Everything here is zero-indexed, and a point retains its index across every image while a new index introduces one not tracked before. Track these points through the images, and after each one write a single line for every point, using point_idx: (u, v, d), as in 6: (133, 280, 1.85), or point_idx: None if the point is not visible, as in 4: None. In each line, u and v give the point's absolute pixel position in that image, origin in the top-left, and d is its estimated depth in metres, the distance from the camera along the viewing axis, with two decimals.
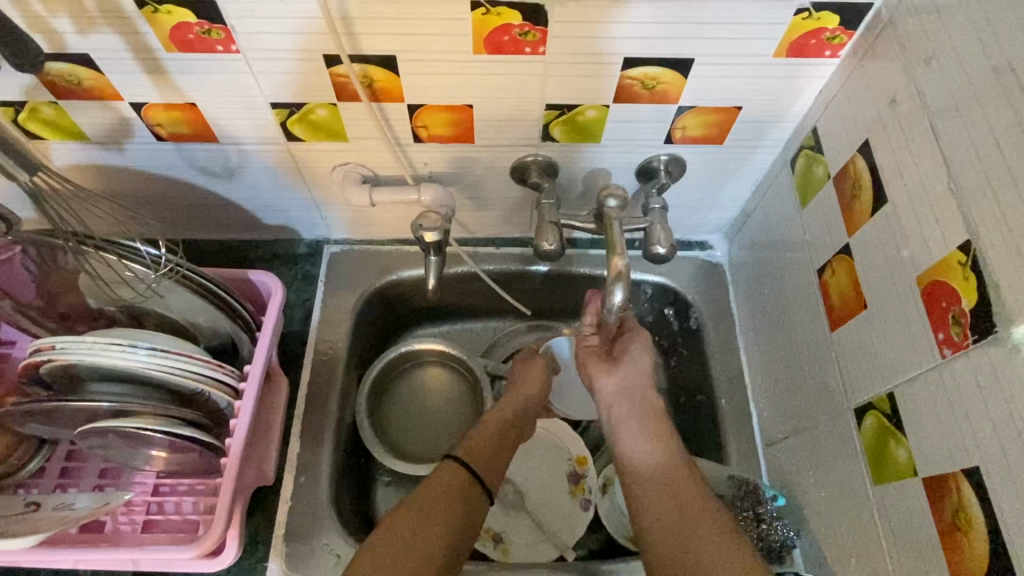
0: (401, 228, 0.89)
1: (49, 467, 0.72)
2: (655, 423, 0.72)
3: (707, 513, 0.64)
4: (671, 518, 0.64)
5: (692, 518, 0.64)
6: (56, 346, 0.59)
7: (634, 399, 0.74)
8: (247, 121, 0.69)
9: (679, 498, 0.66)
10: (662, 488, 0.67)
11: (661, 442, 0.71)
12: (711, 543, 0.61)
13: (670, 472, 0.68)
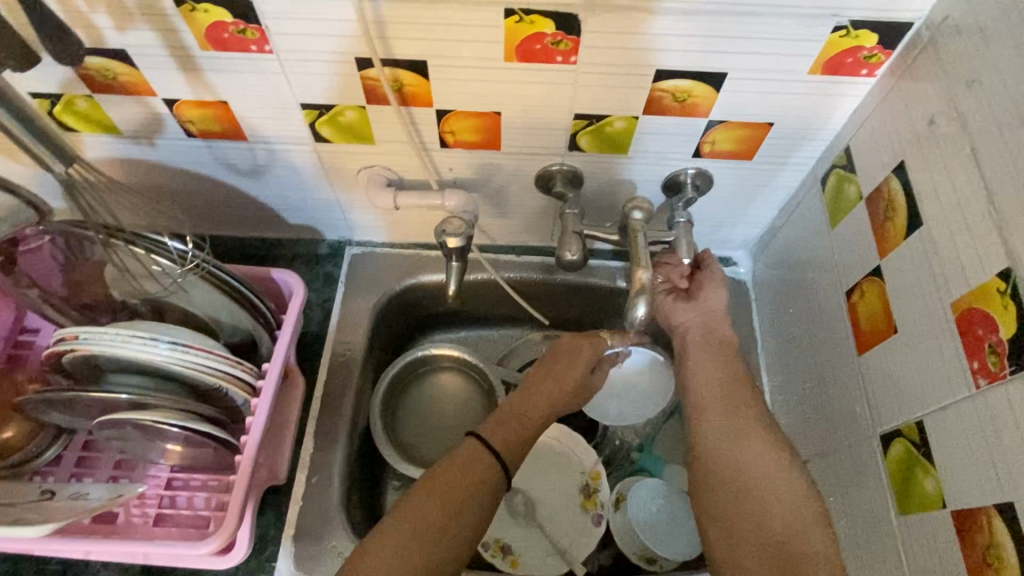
0: (423, 232, 0.89)
1: (65, 457, 0.72)
2: (726, 368, 0.68)
3: (767, 442, 0.62)
4: (735, 453, 0.62)
5: (754, 449, 0.62)
6: (79, 336, 0.59)
7: (702, 346, 0.70)
8: (276, 120, 0.70)
9: (743, 427, 0.63)
10: (728, 426, 0.64)
11: (729, 380, 0.67)
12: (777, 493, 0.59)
13: (724, 407, 0.65)
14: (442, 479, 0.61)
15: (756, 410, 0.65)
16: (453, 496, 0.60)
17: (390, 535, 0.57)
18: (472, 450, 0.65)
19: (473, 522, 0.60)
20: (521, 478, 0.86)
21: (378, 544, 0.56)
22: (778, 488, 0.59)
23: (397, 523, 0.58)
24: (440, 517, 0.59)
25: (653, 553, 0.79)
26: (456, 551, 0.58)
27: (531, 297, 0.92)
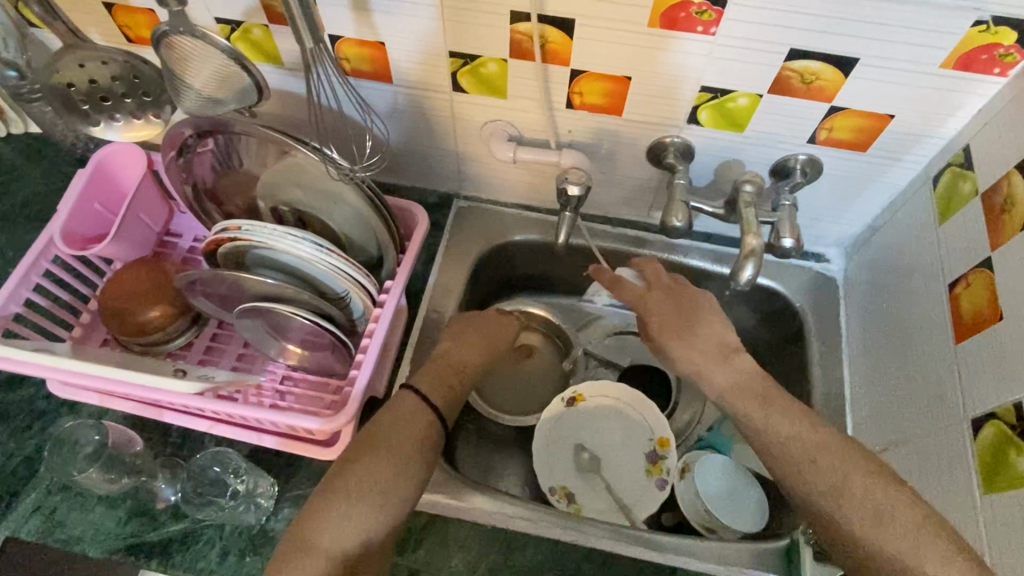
0: (528, 194, 0.94)
1: (196, 344, 0.81)
2: (776, 402, 0.65)
3: (826, 449, 0.62)
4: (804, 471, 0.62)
5: (823, 461, 0.61)
6: (241, 227, 0.67)
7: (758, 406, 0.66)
8: (423, 66, 0.76)
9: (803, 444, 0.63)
10: (786, 441, 0.63)
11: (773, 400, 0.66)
12: (886, 498, 0.58)
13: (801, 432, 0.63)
14: (384, 433, 0.67)
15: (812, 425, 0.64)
16: (390, 449, 0.66)
17: (337, 492, 0.63)
18: (409, 404, 0.70)
19: (412, 467, 0.66)
20: (589, 436, 0.90)
21: (331, 497, 0.62)
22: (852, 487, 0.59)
23: (343, 480, 0.63)
24: (383, 468, 0.65)
25: (713, 522, 0.82)
26: (405, 498, 0.65)
27: None
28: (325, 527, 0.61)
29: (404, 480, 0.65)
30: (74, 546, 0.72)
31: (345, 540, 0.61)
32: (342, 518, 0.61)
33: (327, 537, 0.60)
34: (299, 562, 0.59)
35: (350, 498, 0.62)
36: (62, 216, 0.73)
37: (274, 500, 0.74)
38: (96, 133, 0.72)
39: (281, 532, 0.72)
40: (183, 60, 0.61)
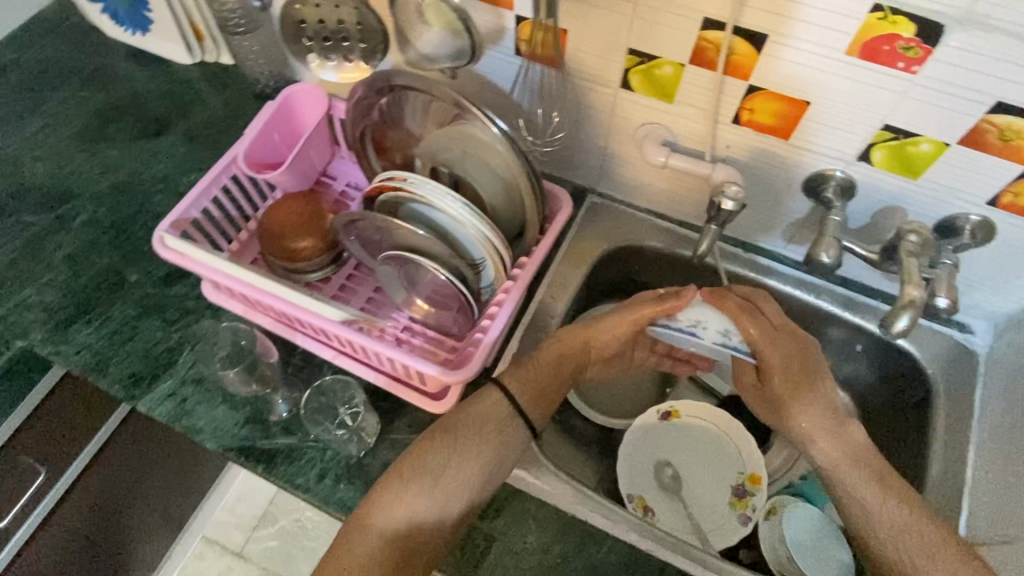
0: (664, 201, 0.94)
1: (332, 279, 0.86)
2: (874, 484, 0.69)
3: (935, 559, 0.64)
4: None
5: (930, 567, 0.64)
6: (408, 179, 0.72)
7: (862, 482, 0.69)
8: (597, 59, 0.77)
9: (912, 549, 0.65)
10: (901, 542, 0.66)
11: (880, 495, 0.68)
12: None
13: (905, 528, 0.66)
14: (450, 428, 0.72)
15: (918, 525, 0.66)
16: (451, 444, 0.71)
17: (398, 478, 0.69)
18: (481, 401, 0.74)
19: (471, 464, 0.70)
20: (676, 453, 0.89)
21: (392, 482, 0.69)
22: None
23: (406, 466, 0.70)
24: (444, 461, 0.70)
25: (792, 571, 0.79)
26: (461, 491, 0.70)
27: None
28: (384, 508, 0.68)
29: (462, 474, 0.70)
30: (196, 435, 0.80)
31: (399, 524, 0.67)
32: (399, 504, 0.68)
33: (383, 519, 0.68)
34: (357, 537, 0.67)
35: (408, 485, 0.69)
36: (247, 140, 0.80)
37: (375, 436, 0.79)
38: (314, 69, 0.80)
39: (375, 468, 0.77)
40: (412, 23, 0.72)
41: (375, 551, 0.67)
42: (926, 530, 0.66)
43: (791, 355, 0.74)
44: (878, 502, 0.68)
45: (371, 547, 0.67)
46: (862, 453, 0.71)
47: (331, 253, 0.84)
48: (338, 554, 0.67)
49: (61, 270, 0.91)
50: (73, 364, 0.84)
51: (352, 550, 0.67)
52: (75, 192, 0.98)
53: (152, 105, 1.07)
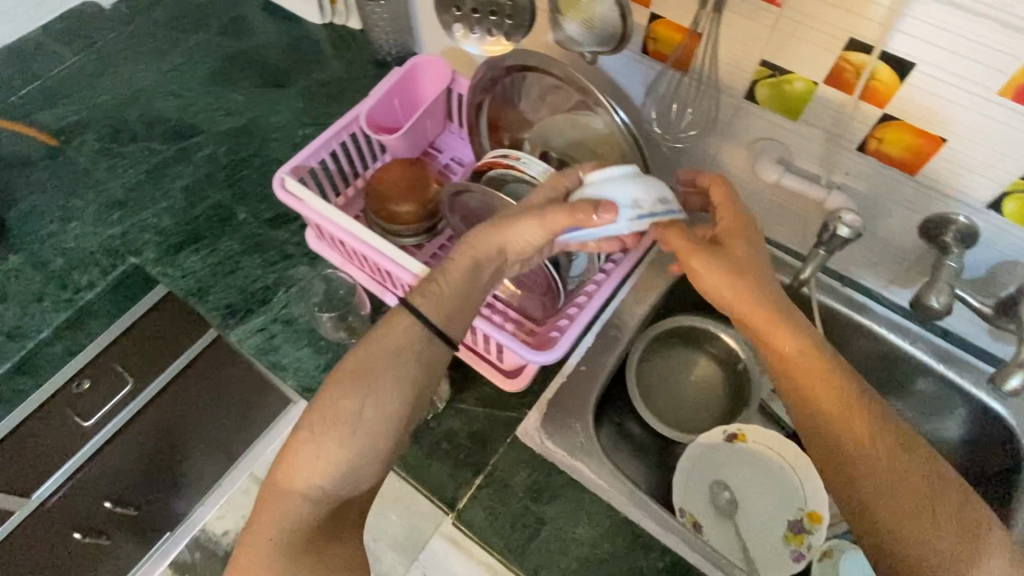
0: (764, 219, 0.91)
1: (424, 247, 0.89)
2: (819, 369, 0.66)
3: (900, 493, 0.60)
4: (872, 512, 0.61)
5: (894, 502, 0.60)
6: (521, 159, 0.75)
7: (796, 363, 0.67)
8: (726, 67, 0.76)
9: (869, 479, 0.62)
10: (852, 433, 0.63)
11: (836, 417, 0.64)
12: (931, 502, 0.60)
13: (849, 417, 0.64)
14: (358, 369, 0.64)
15: (878, 452, 0.62)
16: (363, 388, 0.64)
17: (309, 433, 0.63)
18: (388, 332, 0.66)
19: (387, 405, 0.64)
20: (735, 476, 0.87)
21: (303, 439, 0.63)
22: (927, 534, 0.58)
23: (314, 421, 0.63)
24: (357, 406, 0.63)
25: None
26: (383, 435, 0.64)
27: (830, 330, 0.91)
28: (297, 470, 0.62)
29: (381, 416, 0.64)
30: (280, 371, 0.84)
31: (319, 483, 0.63)
32: (316, 462, 0.62)
33: (304, 481, 0.62)
34: (282, 501, 0.63)
35: (321, 440, 0.62)
36: (371, 100, 0.84)
37: (444, 401, 0.81)
38: (458, 39, 0.77)
39: (438, 432, 0.79)
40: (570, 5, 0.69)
41: (302, 514, 0.63)
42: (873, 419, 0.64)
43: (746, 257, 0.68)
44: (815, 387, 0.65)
45: (297, 509, 0.63)
46: (817, 361, 0.66)
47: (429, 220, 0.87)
48: (263, 520, 0.63)
49: (178, 198, 0.97)
50: (177, 286, 0.90)
51: (278, 515, 0.63)
52: (199, 128, 1.04)
53: (279, 57, 1.13)
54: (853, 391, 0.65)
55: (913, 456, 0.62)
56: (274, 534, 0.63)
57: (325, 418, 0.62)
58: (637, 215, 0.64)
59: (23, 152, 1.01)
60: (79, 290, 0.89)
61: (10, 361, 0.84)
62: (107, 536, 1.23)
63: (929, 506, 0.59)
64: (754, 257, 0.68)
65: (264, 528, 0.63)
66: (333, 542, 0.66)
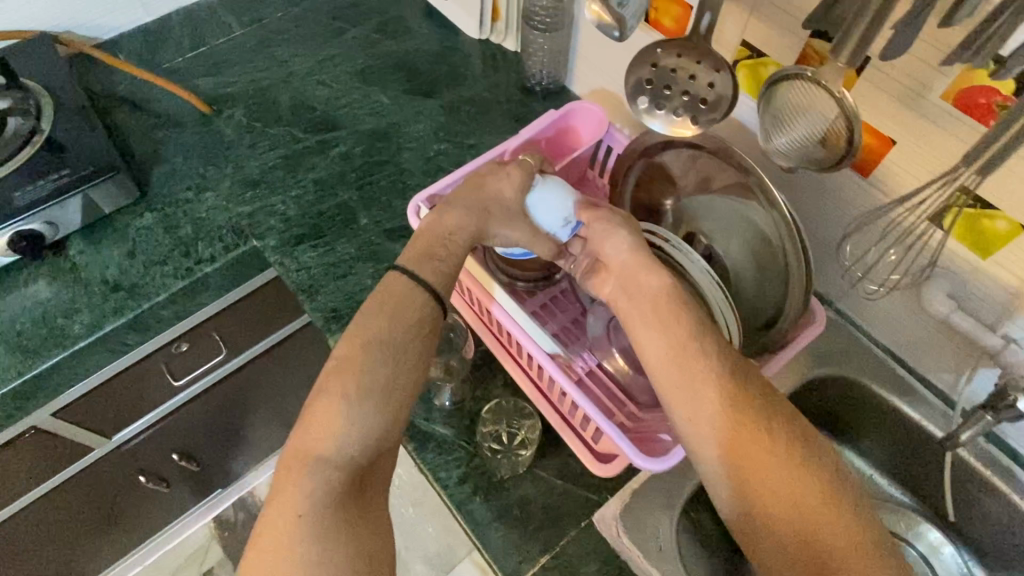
0: (908, 345, 0.81)
1: (535, 295, 0.85)
2: (673, 322, 0.60)
3: (740, 408, 0.56)
4: (722, 438, 0.56)
5: (738, 420, 0.55)
6: (670, 241, 0.70)
7: (644, 314, 0.62)
8: (914, 183, 0.66)
9: (712, 402, 0.56)
10: (698, 386, 0.57)
11: (679, 342, 0.59)
12: (771, 456, 0.54)
13: (689, 362, 0.58)
14: (374, 324, 0.62)
15: (715, 369, 0.57)
16: (381, 344, 0.61)
17: (331, 395, 0.58)
18: (399, 290, 0.64)
19: (407, 360, 0.61)
20: None
21: (324, 401, 0.58)
22: (770, 448, 0.54)
23: (331, 381, 0.59)
24: (383, 363, 0.60)
25: None
26: (406, 395, 0.61)
27: (960, 487, 0.80)
28: (318, 432, 0.57)
29: (400, 370, 0.61)
30: None
31: (348, 444, 0.57)
32: (343, 424, 0.57)
33: (328, 447, 0.57)
34: (304, 472, 0.56)
35: (349, 402, 0.58)
36: (521, 139, 0.82)
37: (525, 465, 0.77)
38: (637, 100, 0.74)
39: (512, 498, 0.75)
40: (774, 116, 0.60)
41: (332, 486, 0.55)
42: (710, 365, 0.57)
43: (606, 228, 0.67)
44: (656, 338, 0.60)
45: (319, 479, 0.56)
46: (671, 309, 0.61)
47: (546, 270, 0.82)
48: (281, 494, 0.56)
49: (307, 190, 0.98)
50: (290, 279, 0.91)
51: (299, 486, 0.55)
52: (340, 123, 1.05)
53: (428, 66, 1.12)
54: (691, 313, 0.60)
55: (742, 368, 0.58)
56: (299, 511, 0.54)
57: (346, 376, 0.59)
58: (572, 224, 0.69)
59: (178, 113, 1.05)
60: (200, 261, 0.91)
61: (126, 316, 0.87)
62: (166, 483, 1.28)
63: (768, 417, 0.55)
64: (631, 234, 0.66)
65: (284, 506, 0.55)
66: (362, 524, 0.56)
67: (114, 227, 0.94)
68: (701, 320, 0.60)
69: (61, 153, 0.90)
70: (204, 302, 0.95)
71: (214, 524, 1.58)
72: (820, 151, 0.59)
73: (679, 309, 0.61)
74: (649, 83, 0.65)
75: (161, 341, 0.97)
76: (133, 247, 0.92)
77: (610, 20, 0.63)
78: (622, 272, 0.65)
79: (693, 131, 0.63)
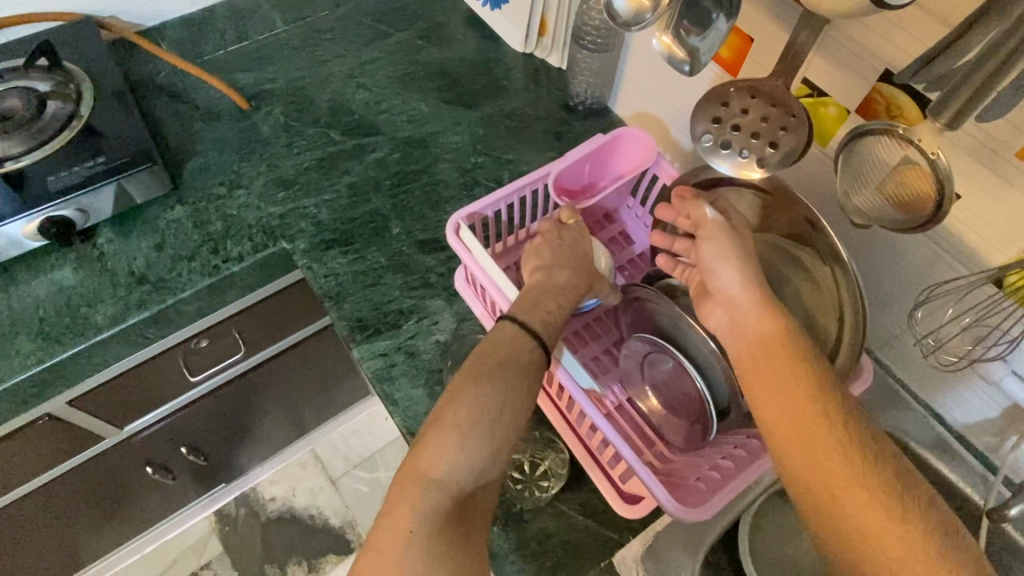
0: (951, 404, 0.78)
1: (571, 321, 0.83)
2: (783, 364, 0.55)
3: (865, 485, 0.48)
4: (836, 517, 0.48)
5: (857, 499, 0.48)
6: None
7: (749, 355, 0.58)
8: (975, 240, 0.63)
9: (830, 472, 0.49)
10: (808, 433, 0.51)
11: (793, 400, 0.53)
12: (897, 529, 0.46)
13: (802, 407, 0.52)
14: (485, 357, 0.64)
15: (836, 436, 0.50)
16: (491, 376, 0.63)
17: (448, 420, 0.60)
18: (502, 330, 0.67)
19: (514, 392, 0.63)
20: None
21: (440, 425, 0.60)
22: (899, 540, 0.46)
23: (441, 409, 0.61)
24: (490, 397, 0.61)
25: None
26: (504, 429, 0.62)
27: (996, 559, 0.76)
28: (430, 452, 0.59)
29: (504, 405, 0.62)
30: (389, 404, 0.82)
31: (451, 469, 0.58)
32: (453, 450, 0.59)
33: (443, 470, 0.58)
34: (418, 491, 0.57)
35: (463, 429, 0.59)
36: (565, 162, 0.82)
37: (547, 498, 0.74)
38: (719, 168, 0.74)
39: (531, 530, 0.73)
40: (857, 174, 0.59)
41: (436, 508, 0.56)
42: (823, 413, 0.52)
43: (722, 248, 0.65)
44: (763, 379, 0.55)
45: (432, 500, 0.56)
46: (782, 351, 0.56)
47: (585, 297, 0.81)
48: (394, 510, 0.56)
49: (341, 194, 0.97)
50: (317, 284, 0.89)
51: (413, 504, 0.56)
52: (378, 128, 1.04)
53: (469, 76, 1.10)
54: (813, 369, 0.54)
55: (869, 438, 0.51)
56: (411, 526, 0.54)
57: (455, 406, 0.61)
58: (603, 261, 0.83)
59: (216, 107, 1.04)
60: (228, 259, 0.89)
61: (149, 311, 0.85)
62: (171, 475, 1.27)
63: (899, 502, 0.47)
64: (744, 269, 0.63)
65: (397, 522, 0.55)
66: (470, 549, 0.55)
67: (145, 218, 0.93)
68: (827, 377, 0.54)
69: (98, 140, 0.89)
70: (228, 300, 0.93)
71: (215, 517, 1.56)
72: (896, 211, 0.57)
73: (790, 352, 0.56)
74: (716, 121, 0.64)
75: (182, 336, 0.96)
76: (162, 239, 0.91)
77: (681, 53, 0.62)
78: (728, 306, 0.62)
79: (759, 174, 0.62)
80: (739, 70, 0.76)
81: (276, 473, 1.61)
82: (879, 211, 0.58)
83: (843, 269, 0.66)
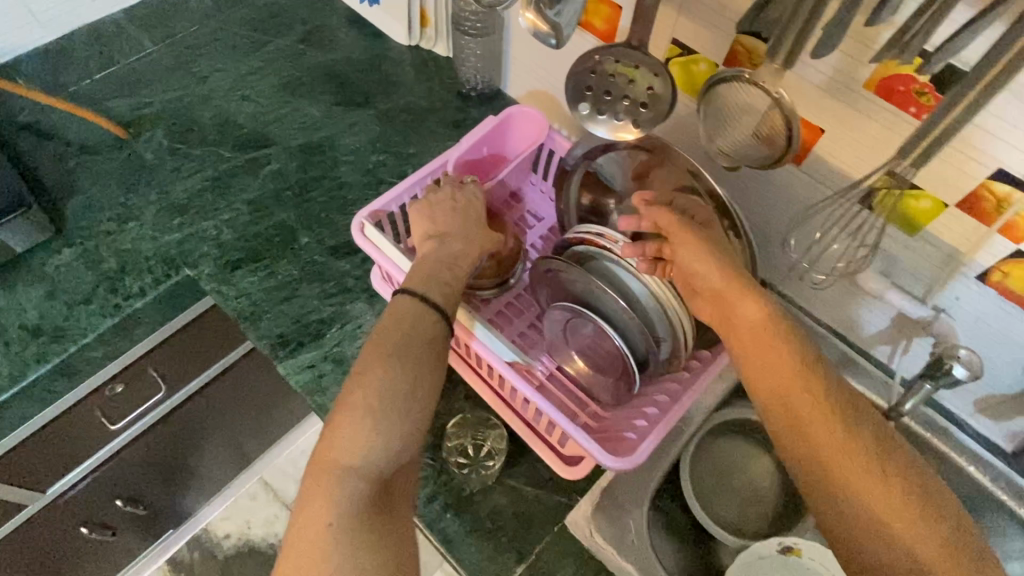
0: (848, 321, 0.84)
1: (492, 302, 0.85)
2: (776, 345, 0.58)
3: (849, 453, 0.53)
4: (828, 479, 0.53)
5: (846, 462, 0.53)
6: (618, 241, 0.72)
7: (739, 341, 0.60)
8: (844, 168, 0.69)
9: (815, 439, 0.54)
10: (799, 404, 0.56)
11: (784, 375, 0.57)
12: (881, 484, 0.52)
13: (794, 382, 0.56)
14: (391, 333, 0.64)
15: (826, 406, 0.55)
16: (400, 359, 0.62)
17: (357, 406, 0.59)
18: (409, 304, 0.67)
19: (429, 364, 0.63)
20: None
21: (350, 408, 0.59)
22: (882, 497, 0.51)
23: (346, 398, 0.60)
24: (397, 376, 0.61)
25: None
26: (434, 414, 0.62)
27: None
28: (343, 440, 0.57)
29: (411, 379, 0.61)
30: (324, 414, 0.82)
31: (367, 454, 0.57)
32: (366, 435, 0.58)
33: (359, 456, 0.57)
34: (330, 482, 0.55)
35: (375, 411, 0.59)
36: (461, 148, 0.84)
37: (495, 476, 0.76)
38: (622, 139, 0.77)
39: (484, 509, 0.74)
40: (721, 120, 0.64)
41: (355, 497, 0.54)
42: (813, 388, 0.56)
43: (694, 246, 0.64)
44: (758, 365, 0.58)
45: (350, 485, 0.55)
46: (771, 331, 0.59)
47: (502, 277, 0.83)
48: (309, 502, 0.55)
49: (241, 212, 0.94)
50: (230, 307, 0.87)
51: (327, 497, 0.54)
52: (271, 139, 1.01)
53: (358, 75, 1.09)
54: (795, 347, 0.58)
55: (851, 405, 0.56)
56: (330, 519, 0.53)
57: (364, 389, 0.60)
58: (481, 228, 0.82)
59: (92, 139, 0.98)
60: (129, 296, 0.85)
61: (51, 363, 0.81)
62: (112, 531, 1.20)
63: (879, 464, 0.52)
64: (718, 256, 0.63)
65: (314, 517, 0.54)
66: (392, 528, 0.55)
67: (30, 266, 0.87)
68: (811, 355, 0.58)
69: None
70: (137, 338, 0.89)
71: (168, 566, 1.50)
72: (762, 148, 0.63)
73: (781, 333, 0.59)
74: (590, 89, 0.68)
75: (95, 383, 0.91)
76: (54, 285, 0.86)
77: (546, 28, 0.64)
78: (710, 295, 0.64)
79: (634, 135, 0.67)
80: (614, 37, 0.79)
81: (227, 509, 1.56)
82: (747, 149, 0.64)
83: (732, 212, 0.71)
